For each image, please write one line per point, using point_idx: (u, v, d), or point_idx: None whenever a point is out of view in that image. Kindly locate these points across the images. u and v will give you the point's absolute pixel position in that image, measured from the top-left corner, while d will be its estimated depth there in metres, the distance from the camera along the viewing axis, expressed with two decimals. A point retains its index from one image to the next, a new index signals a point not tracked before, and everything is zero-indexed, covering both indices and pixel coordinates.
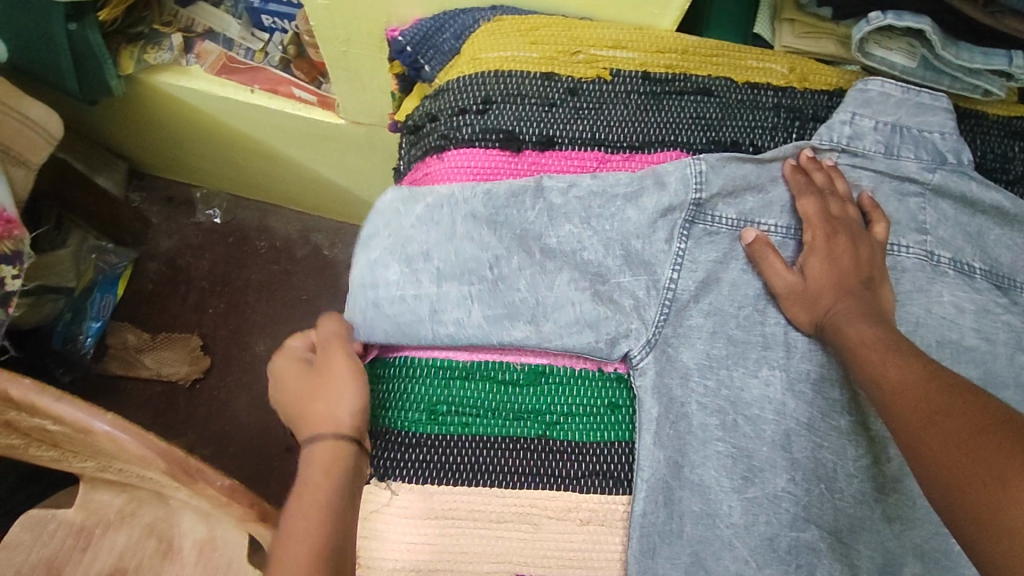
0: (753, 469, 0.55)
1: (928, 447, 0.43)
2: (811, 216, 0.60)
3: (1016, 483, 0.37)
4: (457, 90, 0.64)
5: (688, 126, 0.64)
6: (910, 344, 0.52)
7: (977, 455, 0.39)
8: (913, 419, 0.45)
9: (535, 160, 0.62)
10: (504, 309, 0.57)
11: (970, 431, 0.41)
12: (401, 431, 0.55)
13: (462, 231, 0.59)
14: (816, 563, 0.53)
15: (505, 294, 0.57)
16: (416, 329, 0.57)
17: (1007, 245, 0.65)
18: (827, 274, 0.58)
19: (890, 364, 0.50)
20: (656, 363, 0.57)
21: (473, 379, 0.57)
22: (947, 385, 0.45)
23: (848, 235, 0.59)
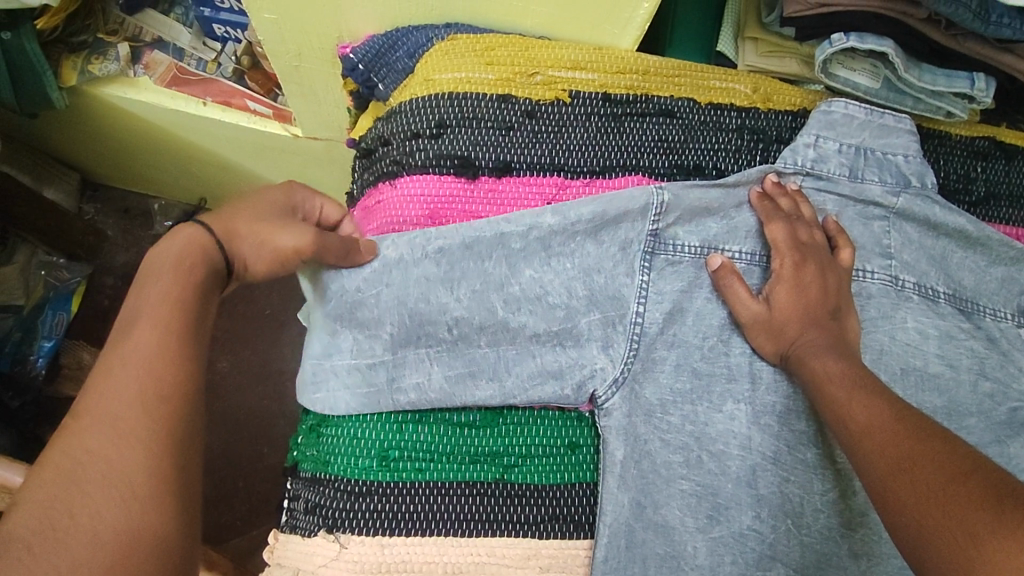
0: (718, 507, 0.53)
1: (898, 496, 0.42)
2: (780, 243, 0.58)
3: (991, 539, 0.36)
4: (409, 113, 0.60)
5: (650, 150, 0.62)
6: (874, 379, 0.51)
7: (951, 509, 0.39)
8: (883, 465, 0.44)
9: (492, 188, 0.59)
10: (466, 368, 0.54)
11: (942, 482, 0.40)
12: (350, 479, 0.52)
13: (411, 277, 0.55)
14: None
15: (466, 350, 0.55)
16: (376, 402, 0.54)
17: (970, 268, 0.64)
18: (791, 304, 0.57)
19: (857, 403, 0.49)
20: (623, 402, 0.55)
21: (426, 425, 0.54)
22: (912, 427, 0.45)
23: (816, 263, 0.58)
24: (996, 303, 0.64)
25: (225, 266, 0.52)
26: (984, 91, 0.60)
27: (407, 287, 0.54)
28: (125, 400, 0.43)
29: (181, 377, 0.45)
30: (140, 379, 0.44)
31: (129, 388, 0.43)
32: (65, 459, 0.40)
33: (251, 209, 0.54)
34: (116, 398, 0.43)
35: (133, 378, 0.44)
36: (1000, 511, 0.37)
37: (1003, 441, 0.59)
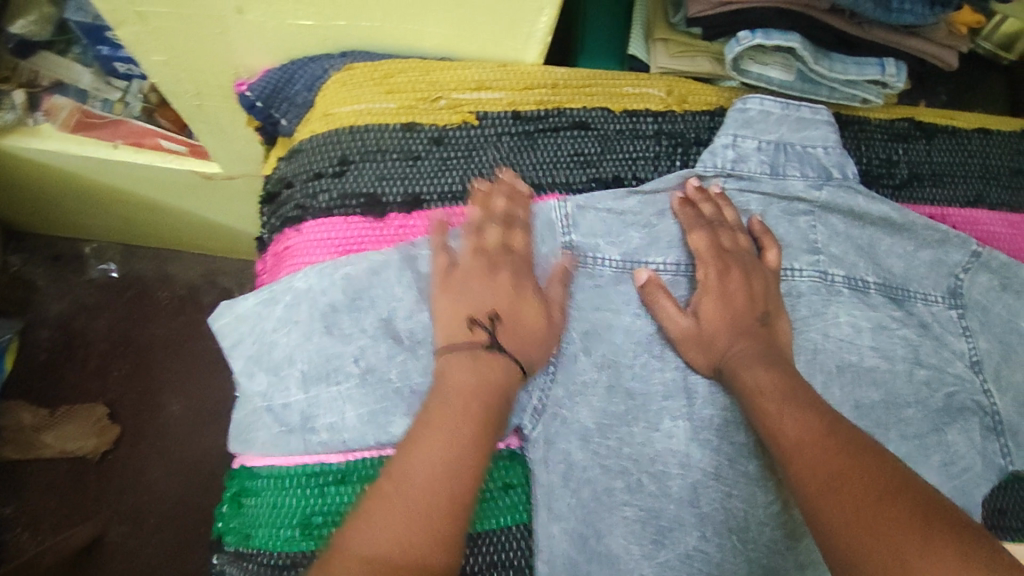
0: (662, 530, 0.52)
1: (830, 518, 0.42)
2: (703, 252, 0.58)
3: (919, 564, 0.37)
4: (310, 152, 0.57)
5: (566, 165, 0.59)
6: (804, 388, 0.50)
7: (883, 532, 0.39)
8: (811, 483, 0.44)
9: (402, 224, 0.55)
10: (379, 404, 0.50)
11: (871, 503, 0.41)
12: (272, 553, 0.48)
13: (319, 309, 0.52)
14: None
15: (379, 380, 0.50)
16: (284, 442, 0.50)
17: (899, 254, 0.64)
18: (717, 312, 0.56)
19: (787, 415, 0.48)
20: (547, 431, 0.53)
21: (351, 483, 0.49)
22: (840, 441, 0.45)
23: (739, 270, 0.57)
24: (926, 287, 0.64)
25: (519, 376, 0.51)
26: (895, 75, 0.59)
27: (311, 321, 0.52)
28: (459, 398, 0.47)
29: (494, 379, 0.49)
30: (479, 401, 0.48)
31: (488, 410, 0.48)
32: (415, 471, 0.44)
33: (481, 298, 0.52)
34: (451, 406, 0.47)
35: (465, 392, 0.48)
36: (933, 530, 0.38)
37: (941, 429, 0.60)
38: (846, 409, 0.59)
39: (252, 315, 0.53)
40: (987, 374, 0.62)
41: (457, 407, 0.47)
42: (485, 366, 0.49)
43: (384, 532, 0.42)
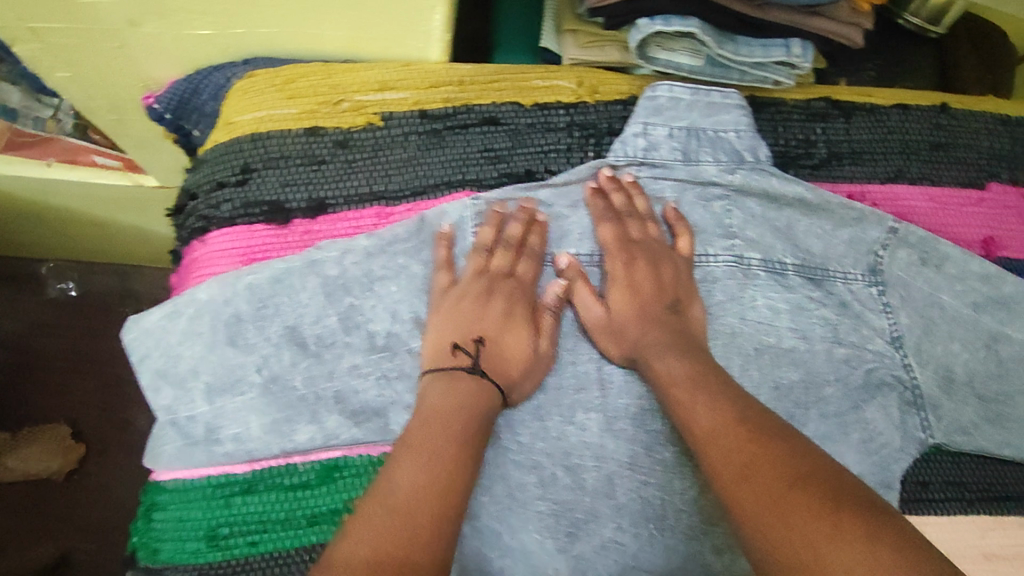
0: (576, 523, 0.53)
1: (745, 507, 0.41)
2: (608, 245, 0.58)
3: (827, 549, 0.36)
4: (213, 162, 0.56)
5: (476, 161, 0.59)
6: (716, 372, 0.51)
7: (793, 519, 0.38)
8: (727, 472, 0.43)
9: (307, 229, 0.55)
10: (283, 412, 0.50)
11: (781, 493, 0.40)
12: (179, 566, 0.48)
13: (222, 319, 0.52)
14: None
15: (282, 391, 0.50)
16: (190, 455, 0.50)
17: (817, 234, 0.64)
18: (627, 304, 0.57)
19: (701, 407, 0.48)
20: None
21: (257, 492, 0.49)
22: (752, 431, 0.45)
23: (646, 259, 0.58)
24: (846, 266, 0.64)
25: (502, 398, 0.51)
26: (801, 57, 0.58)
27: (215, 332, 0.52)
28: (431, 420, 0.47)
29: (475, 399, 0.49)
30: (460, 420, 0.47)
31: (473, 430, 0.47)
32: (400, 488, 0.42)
33: (492, 310, 0.55)
34: (437, 422, 0.46)
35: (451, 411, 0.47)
36: (842, 517, 0.37)
37: (861, 407, 0.61)
38: (766, 392, 0.59)
39: (157, 329, 0.52)
40: (908, 350, 0.63)
41: (448, 430, 0.46)
42: (470, 395, 0.49)
43: (361, 534, 0.39)
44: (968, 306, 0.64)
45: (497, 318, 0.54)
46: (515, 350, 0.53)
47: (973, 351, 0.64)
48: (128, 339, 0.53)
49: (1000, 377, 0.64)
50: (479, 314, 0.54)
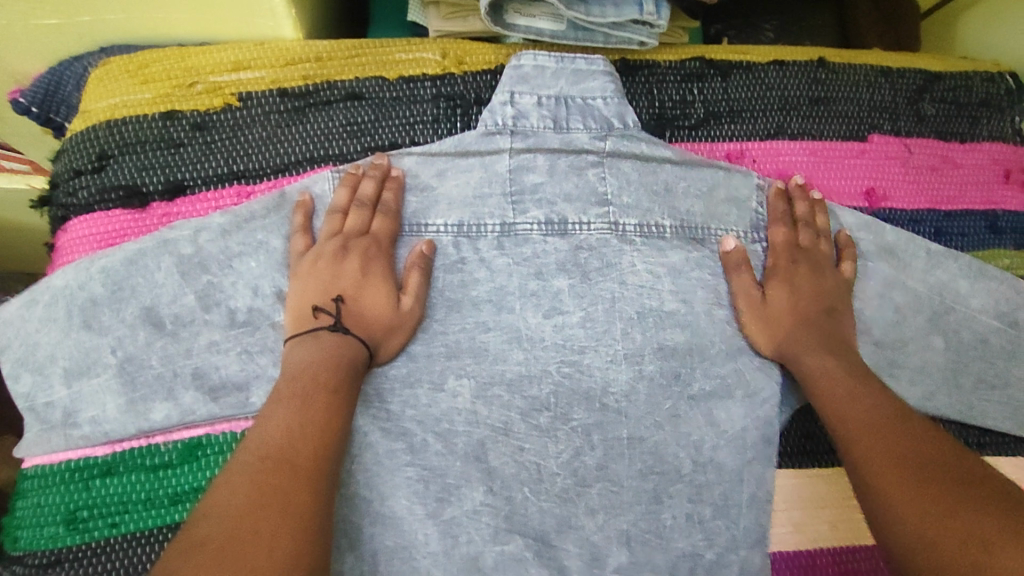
0: (447, 488, 0.54)
1: (900, 504, 0.44)
2: (777, 244, 0.61)
3: (1001, 548, 0.40)
4: (70, 151, 0.56)
5: (338, 135, 0.59)
6: (859, 366, 0.55)
7: (959, 513, 0.42)
8: (880, 467, 0.47)
9: (165, 211, 0.55)
10: (138, 391, 0.50)
11: (926, 488, 0.44)
12: (39, 551, 0.48)
13: (78, 303, 0.52)
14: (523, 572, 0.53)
15: (138, 371, 0.51)
16: (46, 440, 0.50)
17: (696, 194, 0.63)
18: (787, 298, 0.58)
19: (857, 403, 0.51)
20: None
21: (118, 474, 0.49)
22: (902, 428, 0.49)
23: (808, 267, 0.60)
24: (727, 222, 0.63)
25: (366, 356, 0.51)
26: (654, 14, 0.58)
27: (71, 316, 0.51)
28: (300, 378, 0.47)
29: (340, 357, 0.49)
30: (326, 376, 0.48)
31: (342, 383, 0.48)
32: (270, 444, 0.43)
33: (350, 267, 0.53)
34: (299, 378, 0.47)
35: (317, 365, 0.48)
36: (1004, 514, 0.41)
37: None
38: (650, 354, 0.58)
39: (15, 318, 0.52)
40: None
41: (313, 385, 0.47)
42: (330, 348, 0.50)
43: (238, 486, 0.40)
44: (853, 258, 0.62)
45: (353, 276, 0.53)
46: (374, 305, 0.53)
47: (869, 301, 0.62)
48: None
49: (897, 324, 0.62)
50: (335, 273, 0.53)
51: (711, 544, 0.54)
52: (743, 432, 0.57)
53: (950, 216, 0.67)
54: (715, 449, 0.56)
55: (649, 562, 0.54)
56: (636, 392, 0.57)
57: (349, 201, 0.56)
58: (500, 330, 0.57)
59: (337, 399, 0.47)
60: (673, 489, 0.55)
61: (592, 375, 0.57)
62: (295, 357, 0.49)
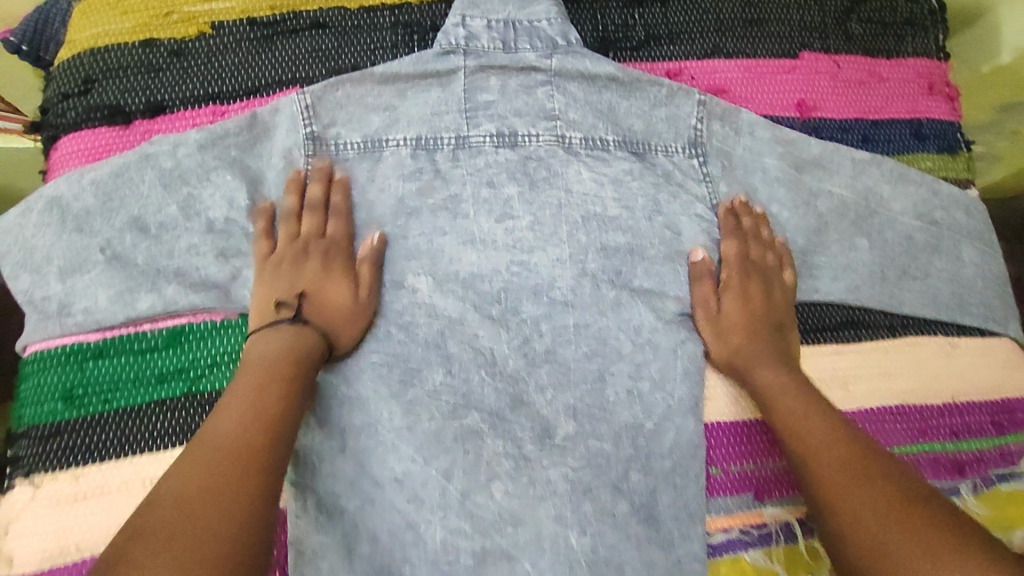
0: (409, 372, 0.59)
1: (845, 527, 0.49)
2: (729, 259, 0.64)
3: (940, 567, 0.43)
4: (58, 77, 0.61)
5: (305, 60, 0.64)
6: (812, 389, 0.59)
7: (903, 527, 0.46)
8: (830, 480, 0.51)
9: (147, 128, 0.60)
10: (126, 284, 0.56)
11: (885, 496, 0.48)
12: (40, 425, 0.54)
13: (73, 213, 0.57)
14: (481, 443, 0.59)
15: (127, 267, 0.56)
16: (43, 328, 0.55)
17: (637, 113, 0.66)
18: (739, 317, 0.63)
19: (821, 428, 0.55)
20: None
21: (109, 357, 0.55)
22: (865, 452, 0.52)
23: (760, 280, 0.64)
24: (667, 141, 0.66)
25: (326, 347, 0.57)
26: None
27: (64, 222, 0.56)
28: (253, 371, 0.52)
29: (292, 351, 0.54)
30: (280, 373, 0.52)
31: (294, 380, 0.52)
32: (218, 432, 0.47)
33: (309, 271, 0.59)
34: (258, 373, 0.52)
35: (271, 361, 0.53)
36: (951, 534, 0.44)
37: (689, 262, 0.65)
38: (592, 253, 0.63)
39: (14, 226, 0.56)
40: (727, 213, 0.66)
41: (262, 384, 0.51)
42: (295, 340, 0.55)
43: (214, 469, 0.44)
44: (786, 166, 0.66)
45: (311, 276, 0.58)
46: (335, 299, 0.58)
47: (794, 209, 0.67)
48: None
49: (821, 229, 0.67)
50: (297, 273, 0.58)
51: (652, 415, 0.60)
52: (675, 318, 0.63)
53: (878, 124, 0.72)
54: (653, 331, 0.62)
55: (594, 430, 0.59)
56: (580, 287, 0.62)
57: (301, 205, 0.60)
58: (455, 234, 0.62)
59: (287, 391, 0.51)
60: (616, 368, 0.61)
61: (538, 273, 0.62)
62: (256, 349, 0.54)
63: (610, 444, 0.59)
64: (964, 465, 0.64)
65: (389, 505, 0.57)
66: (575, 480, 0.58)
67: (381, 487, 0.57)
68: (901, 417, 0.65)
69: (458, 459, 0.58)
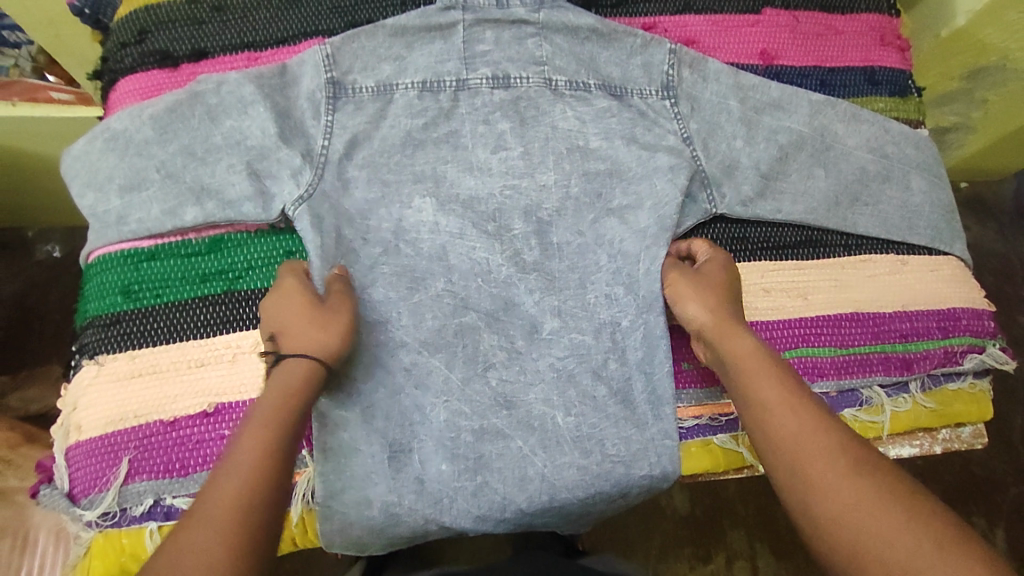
0: (416, 279, 0.67)
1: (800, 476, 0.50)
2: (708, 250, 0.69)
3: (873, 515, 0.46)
4: (118, 29, 0.71)
5: (327, 15, 0.73)
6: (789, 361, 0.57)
7: (854, 483, 0.48)
8: (792, 437, 0.52)
9: (192, 71, 0.71)
10: (174, 199, 0.64)
11: (836, 449, 0.50)
12: (104, 315, 0.64)
13: (136, 142, 0.65)
14: (478, 334, 0.67)
15: (176, 185, 0.64)
16: (103, 234, 0.64)
17: (616, 62, 0.72)
18: (721, 276, 0.66)
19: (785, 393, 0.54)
20: (308, 212, 0.64)
21: (160, 260, 0.65)
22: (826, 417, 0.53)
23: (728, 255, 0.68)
24: (641, 84, 0.73)
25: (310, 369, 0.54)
26: None
27: (124, 150, 0.65)
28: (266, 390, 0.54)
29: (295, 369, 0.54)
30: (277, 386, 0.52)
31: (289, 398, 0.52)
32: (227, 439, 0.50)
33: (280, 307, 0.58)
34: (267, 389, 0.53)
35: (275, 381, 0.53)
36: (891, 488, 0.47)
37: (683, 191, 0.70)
38: (575, 179, 0.71)
39: (82, 153, 0.66)
40: (696, 146, 0.72)
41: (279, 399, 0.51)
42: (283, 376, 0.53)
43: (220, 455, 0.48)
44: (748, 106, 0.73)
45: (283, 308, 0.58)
46: (306, 318, 0.57)
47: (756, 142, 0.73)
48: (67, 163, 0.67)
49: (780, 159, 0.73)
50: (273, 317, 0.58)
51: (629, 315, 0.69)
52: (648, 227, 0.70)
53: (835, 70, 0.81)
54: (625, 240, 0.70)
55: (575, 324, 0.68)
56: (565, 208, 0.70)
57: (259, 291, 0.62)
58: (455, 163, 0.69)
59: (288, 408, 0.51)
60: (596, 275, 0.69)
61: (528, 195, 0.70)
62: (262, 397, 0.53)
63: (591, 336, 0.68)
64: (912, 362, 0.72)
65: (396, 388, 0.65)
66: (560, 366, 0.68)
67: (393, 374, 0.65)
68: (854, 322, 0.73)
69: (455, 343, 0.67)
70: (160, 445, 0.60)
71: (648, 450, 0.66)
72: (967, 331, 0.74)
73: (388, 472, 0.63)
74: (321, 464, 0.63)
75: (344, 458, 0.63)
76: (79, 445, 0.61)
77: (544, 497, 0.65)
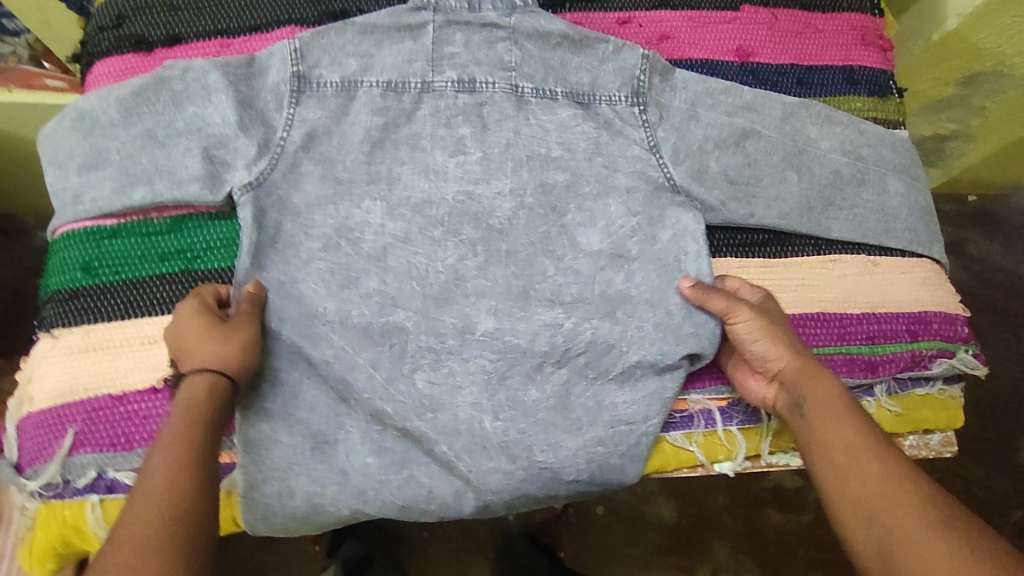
0: (349, 278, 0.67)
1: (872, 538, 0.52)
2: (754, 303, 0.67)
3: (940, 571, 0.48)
4: (97, 13, 0.73)
5: (301, 5, 0.74)
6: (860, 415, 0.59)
7: (925, 544, 0.49)
8: (862, 499, 0.53)
9: (165, 55, 0.72)
10: (129, 178, 0.65)
11: (908, 506, 0.51)
12: (64, 290, 0.65)
13: (100, 122, 0.66)
14: (402, 338, 0.67)
15: (133, 167, 0.65)
16: (63, 212, 0.65)
17: (587, 68, 0.71)
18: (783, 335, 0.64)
19: (856, 453, 0.56)
20: (252, 200, 0.65)
21: (121, 238, 0.66)
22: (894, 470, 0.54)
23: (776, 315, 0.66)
24: (611, 91, 0.71)
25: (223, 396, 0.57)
26: None
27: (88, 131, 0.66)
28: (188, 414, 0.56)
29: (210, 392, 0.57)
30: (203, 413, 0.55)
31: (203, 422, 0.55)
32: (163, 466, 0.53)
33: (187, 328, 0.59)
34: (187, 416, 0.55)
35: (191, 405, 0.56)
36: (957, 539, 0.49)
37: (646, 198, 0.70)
38: (531, 189, 0.70)
39: (50, 133, 0.67)
40: (663, 156, 0.71)
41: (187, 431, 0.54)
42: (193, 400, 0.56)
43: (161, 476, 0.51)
44: (718, 113, 0.71)
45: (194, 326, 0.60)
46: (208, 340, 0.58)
47: (726, 148, 0.72)
48: (39, 142, 0.68)
49: (750, 165, 0.72)
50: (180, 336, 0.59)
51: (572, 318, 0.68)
52: (597, 250, 0.70)
53: (813, 70, 0.80)
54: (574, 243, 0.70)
55: (511, 329, 0.68)
56: (517, 217, 0.70)
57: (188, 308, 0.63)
58: (412, 165, 0.69)
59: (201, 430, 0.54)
60: (539, 288, 0.69)
61: (480, 202, 0.70)
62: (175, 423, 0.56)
63: (525, 340, 0.68)
64: (877, 365, 0.70)
65: (322, 379, 0.66)
66: (491, 369, 0.67)
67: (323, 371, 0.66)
68: (821, 322, 0.71)
69: (380, 346, 0.66)
70: (106, 419, 0.61)
71: (576, 458, 0.67)
72: (936, 335, 0.73)
73: (309, 463, 0.65)
74: (242, 456, 0.64)
75: (265, 450, 0.64)
76: (30, 416, 0.62)
77: (472, 496, 0.67)
